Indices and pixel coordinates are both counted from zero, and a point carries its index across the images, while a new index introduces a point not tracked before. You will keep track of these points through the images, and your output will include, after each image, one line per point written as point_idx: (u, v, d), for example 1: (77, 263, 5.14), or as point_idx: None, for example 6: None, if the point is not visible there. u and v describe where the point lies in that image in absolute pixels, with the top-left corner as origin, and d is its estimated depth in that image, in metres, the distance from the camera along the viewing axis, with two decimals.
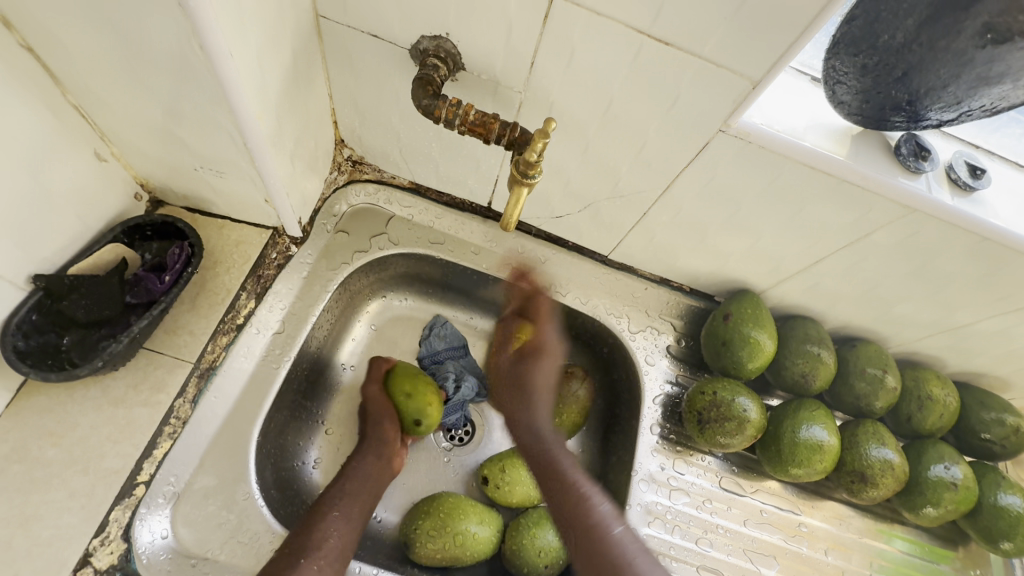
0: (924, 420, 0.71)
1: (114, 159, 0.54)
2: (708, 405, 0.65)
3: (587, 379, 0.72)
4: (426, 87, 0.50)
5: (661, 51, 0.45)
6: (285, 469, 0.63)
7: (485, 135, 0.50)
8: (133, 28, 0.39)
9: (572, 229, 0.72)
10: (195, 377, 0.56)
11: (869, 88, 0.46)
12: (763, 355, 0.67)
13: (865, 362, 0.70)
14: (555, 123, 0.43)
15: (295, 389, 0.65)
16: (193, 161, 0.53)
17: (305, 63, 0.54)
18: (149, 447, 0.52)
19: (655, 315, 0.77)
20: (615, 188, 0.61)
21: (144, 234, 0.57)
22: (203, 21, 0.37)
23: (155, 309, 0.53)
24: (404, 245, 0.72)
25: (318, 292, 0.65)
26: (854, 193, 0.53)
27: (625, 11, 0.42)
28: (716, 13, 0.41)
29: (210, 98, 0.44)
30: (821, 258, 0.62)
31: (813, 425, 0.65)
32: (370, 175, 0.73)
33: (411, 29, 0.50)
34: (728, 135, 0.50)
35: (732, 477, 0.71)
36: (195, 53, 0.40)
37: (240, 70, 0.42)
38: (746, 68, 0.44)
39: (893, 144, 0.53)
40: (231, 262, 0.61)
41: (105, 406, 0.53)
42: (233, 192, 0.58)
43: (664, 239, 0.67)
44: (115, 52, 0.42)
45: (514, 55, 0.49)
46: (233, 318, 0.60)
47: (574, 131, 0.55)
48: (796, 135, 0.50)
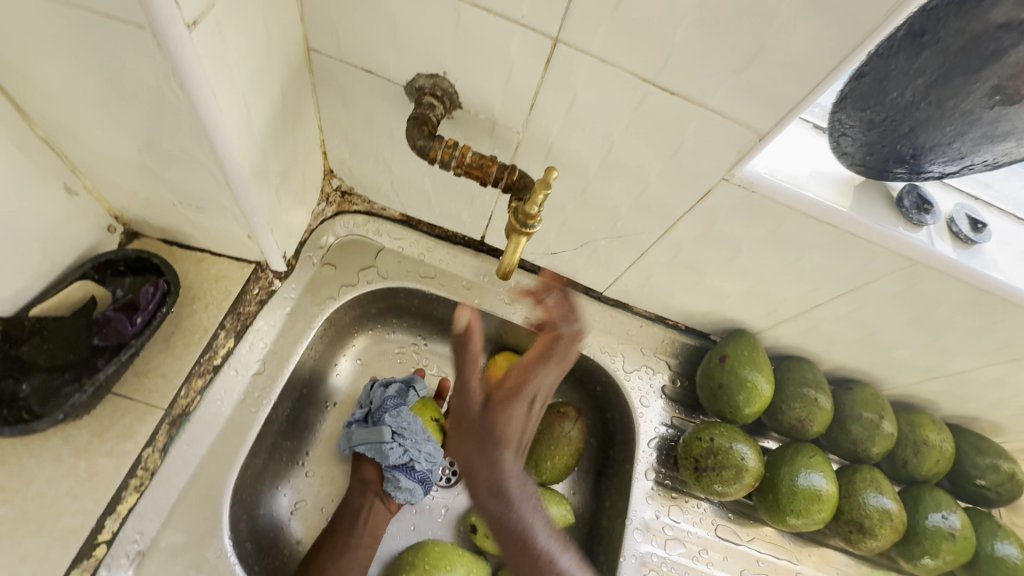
0: (920, 465, 0.70)
1: (87, 192, 0.51)
2: (705, 452, 0.64)
3: (580, 419, 0.69)
4: (422, 127, 0.47)
5: (665, 100, 0.43)
6: (260, 519, 0.60)
7: (482, 178, 0.48)
8: (111, 65, 0.37)
9: (567, 266, 0.70)
10: (167, 425, 0.53)
11: (875, 141, 0.45)
12: (760, 400, 0.66)
13: (861, 407, 0.69)
14: (556, 174, 0.40)
15: (274, 432, 0.61)
16: (171, 196, 0.50)
17: (294, 95, 0.51)
18: (113, 502, 0.49)
19: (650, 353, 0.75)
20: (613, 228, 0.59)
21: (116, 269, 0.54)
22: (183, 63, 0.35)
23: (125, 353, 0.50)
24: (394, 279, 0.69)
25: (302, 329, 0.62)
26: (855, 245, 0.52)
27: (632, 59, 0.41)
28: (725, 65, 0.39)
29: (190, 135, 0.41)
30: (820, 303, 0.61)
31: (811, 473, 0.64)
32: (359, 207, 0.70)
33: (407, 66, 0.48)
34: (731, 184, 0.49)
35: (729, 525, 0.69)
36: (175, 93, 0.37)
37: (224, 109, 0.40)
38: (754, 121, 0.42)
39: (895, 197, 0.52)
40: (210, 299, 0.58)
41: (67, 457, 0.49)
42: (213, 227, 0.55)
43: (661, 279, 0.66)
44: (89, 87, 0.39)
45: (513, 96, 0.48)
46: (210, 358, 0.56)
47: (573, 172, 0.54)
48: (799, 185, 0.49)
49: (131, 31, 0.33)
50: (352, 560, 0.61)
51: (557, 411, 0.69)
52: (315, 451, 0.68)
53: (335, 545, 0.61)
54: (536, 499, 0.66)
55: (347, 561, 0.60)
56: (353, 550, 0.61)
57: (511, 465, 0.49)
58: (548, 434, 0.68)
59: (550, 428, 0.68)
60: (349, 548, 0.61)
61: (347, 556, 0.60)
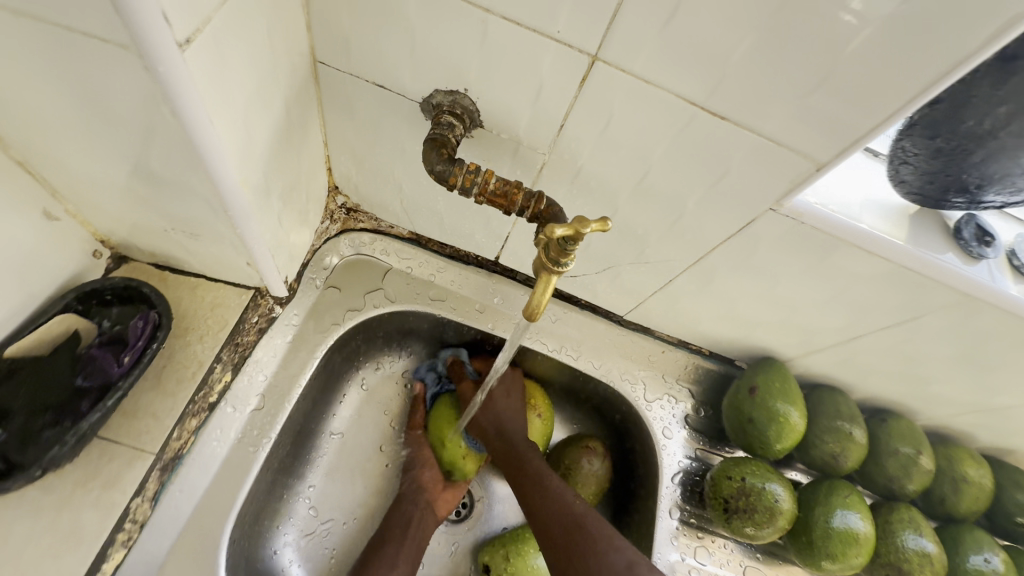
0: (958, 503, 0.66)
1: (69, 217, 0.46)
2: (735, 492, 0.60)
3: (608, 456, 0.66)
4: (440, 150, 0.43)
5: (714, 125, 0.39)
6: (258, 566, 0.56)
7: (506, 206, 0.44)
8: (92, 87, 0.32)
9: (588, 289, 0.66)
10: (157, 471, 0.48)
11: (939, 170, 0.41)
12: (791, 434, 0.62)
13: (897, 440, 0.65)
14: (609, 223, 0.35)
15: (273, 470, 0.57)
16: (163, 222, 0.46)
17: (299, 111, 0.47)
18: (98, 560, 0.44)
19: (672, 380, 0.71)
20: (640, 254, 0.55)
21: (102, 298, 0.49)
22: (170, 87, 0.30)
23: (111, 398, 0.46)
24: (402, 302, 0.65)
25: (304, 359, 0.58)
26: (908, 279, 0.48)
27: (679, 81, 0.37)
28: (787, 89, 0.35)
29: (181, 160, 0.37)
30: (861, 334, 0.57)
31: (847, 513, 0.60)
32: (365, 225, 0.66)
33: (424, 81, 0.44)
34: (779, 215, 0.45)
35: (757, 566, 0.66)
36: (164, 117, 0.33)
37: (224, 133, 0.35)
38: (812, 150, 0.38)
39: (953, 226, 0.48)
40: (205, 329, 0.53)
41: (46, 509, 0.44)
42: (210, 254, 0.50)
43: (688, 306, 0.62)
44: (69, 111, 0.35)
45: (541, 116, 0.43)
46: (206, 395, 0.52)
47: (602, 197, 0.49)
48: (851, 216, 0.45)
49: (111, 50, 0.29)
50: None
51: (584, 446, 0.65)
52: (318, 484, 0.63)
53: (382, 560, 0.57)
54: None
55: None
56: (402, 565, 0.58)
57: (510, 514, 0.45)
58: (574, 471, 0.64)
59: (577, 464, 0.64)
60: (396, 565, 0.57)
61: (394, 574, 0.57)
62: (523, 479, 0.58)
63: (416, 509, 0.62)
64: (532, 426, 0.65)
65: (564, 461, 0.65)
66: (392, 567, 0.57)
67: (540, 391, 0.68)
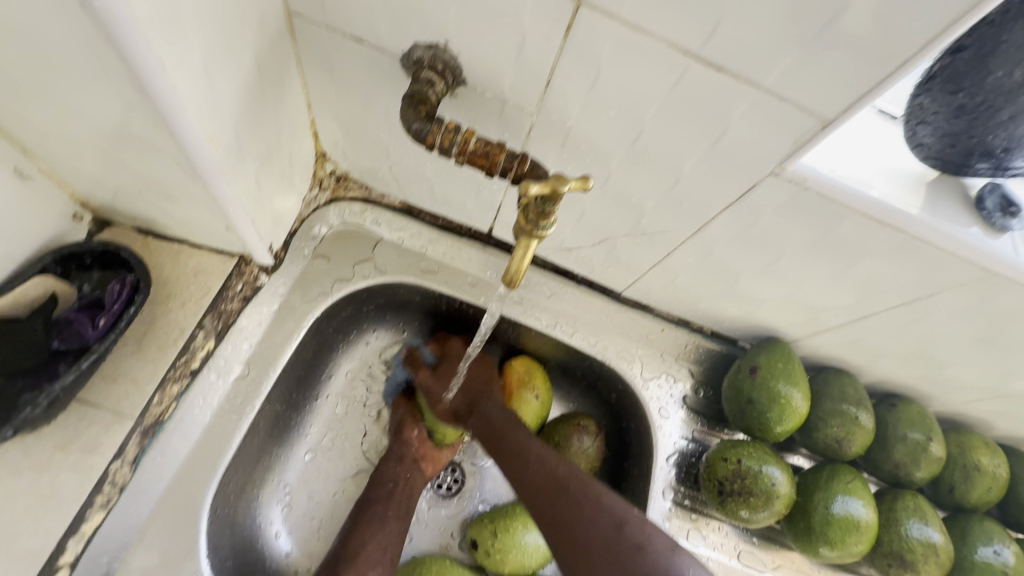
0: (968, 492, 0.63)
1: (43, 176, 0.45)
2: (731, 475, 0.58)
3: (600, 435, 0.64)
4: (418, 107, 0.41)
5: (711, 78, 0.36)
6: (244, 533, 0.56)
7: (487, 168, 0.41)
8: (38, 30, 0.30)
9: (584, 263, 0.63)
10: (138, 436, 0.48)
11: (961, 131, 0.37)
12: (794, 418, 0.59)
13: (906, 426, 0.62)
14: (586, 181, 0.33)
15: (260, 438, 0.57)
16: (138, 184, 0.45)
17: (275, 69, 0.45)
18: (76, 521, 0.44)
19: (671, 359, 0.68)
20: (635, 225, 0.52)
21: (81, 262, 0.49)
22: (115, 25, 0.28)
23: (84, 360, 0.45)
24: (392, 274, 0.63)
25: (291, 327, 0.57)
26: (922, 252, 0.44)
27: (671, 27, 0.34)
28: (787, 37, 0.32)
29: (142, 113, 0.35)
30: (870, 313, 0.54)
31: (848, 499, 0.58)
32: (355, 194, 0.64)
33: (403, 34, 0.41)
34: (781, 180, 0.41)
35: (752, 551, 0.64)
36: (114, 64, 0.31)
37: (180, 83, 0.33)
38: (816, 106, 0.35)
39: (975, 197, 0.44)
40: (187, 295, 0.52)
41: (25, 471, 0.44)
42: (190, 218, 0.49)
43: (687, 281, 0.59)
44: (23, 57, 0.33)
45: (525, 72, 0.40)
46: (187, 363, 0.51)
47: (594, 161, 0.46)
48: (862, 183, 0.42)
49: None
50: (389, 535, 0.58)
51: (577, 424, 0.64)
52: (308, 458, 0.63)
53: (372, 518, 0.58)
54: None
55: (385, 535, 0.57)
56: (392, 522, 0.59)
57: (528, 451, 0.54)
58: (566, 448, 0.63)
59: (569, 441, 0.63)
60: (386, 522, 0.58)
61: (384, 530, 0.58)
62: (504, 456, 0.55)
63: (401, 471, 0.62)
64: (525, 403, 0.64)
65: (556, 437, 0.64)
66: (382, 523, 0.58)
67: (539, 369, 0.66)
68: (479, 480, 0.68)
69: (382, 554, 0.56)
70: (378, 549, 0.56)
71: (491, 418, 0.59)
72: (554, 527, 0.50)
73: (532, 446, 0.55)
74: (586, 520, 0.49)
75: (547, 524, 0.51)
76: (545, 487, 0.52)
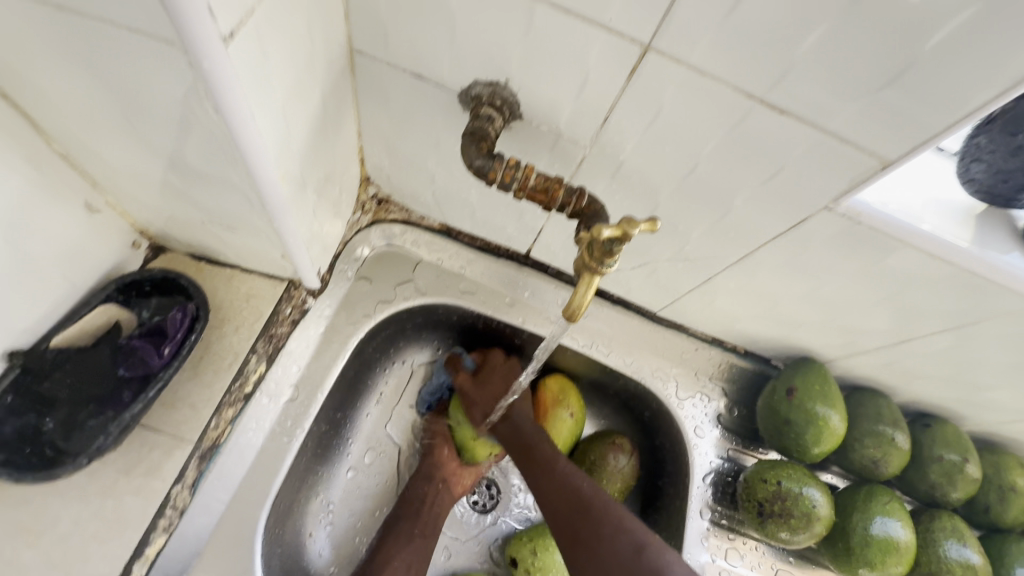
0: (1004, 512, 0.64)
1: (109, 209, 0.47)
2: (771, 497, 0.59)
3: (634, 454, 0.66)
4: (480, 143, 0.41)
5: (773, 119, 0.37)
6: (292, 552, 0.57)
7: (546, 202, 0.42)
8: (130, 78, 0.32)
9: (621, 285, 0.64)
10: (196, 460, 0.49)
11: (1017, 168, 0.38)
12: (830, 437, 0.60)
13: (942, 447, 0.63)
14: (653, 225, 0.34)
15: (306, 459, 0.58)
16: (200, 215, 0.46)
17: (335, 103, 0.46)
18: (142, 545, 0.45)
19: (705, 378, 0.69)
20: (679, 251, 0.53)
21: (141, 289, 0.50)
22: (216, 83, 0.29)
23: (151, 389, 0.46)
24: (432, 295, 0.65)
25: (338, 349, 0.59)
26: (969, 283, 0.45)
27: (739, 72, 0.35)
28: (856, 86, 0.33)
29: (223, 156, 0.36)
30: (911, 338, 0.55)
31: (887, 520, 0.58)
32: (396, 216, 0.65)
33: (464, 72, 0.42)
34: (834, 214, 0.42)
35: (789, 569, 0.65)
36: (206, 114, 0.32)
37: (263, 129, 0.34)
38: (880, 147, 0.36)
39: (1021, 228, 0.45)
40: (241, 319, 0.54)
41: (91, 496, 0.45)
42: (245, 245, 0.50)
43: (726, 304, 0.60)
44: (112, 104, 0.35)
45: (584, 109, 0.41)
46: (242, 386, 0.52)
47: (644, 192, 0.47)
48: (914, 216, 0.42)
49: (156, 45, 0.28)
50: (414, 553, 0.59)
51: (612, 442, 0.65)
52: (351, 476, 0.64)
53: (397, 536, 0.60)
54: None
55: (411, 551, 0.59)
56: (416, 540, 0.60)
57: (556, 466, 0.57)
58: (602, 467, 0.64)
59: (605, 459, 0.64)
60: (411, 540, 0.60)
61: (410, 549, 0.59)
62: (534, 468, 0.57)
63: (428, 490, 0.63)
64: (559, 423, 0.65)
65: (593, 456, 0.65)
66: (408, 540, 0.60)
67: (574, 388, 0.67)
68: (516, 498, 0.69)
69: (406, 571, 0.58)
70: (403, 566, 0.58)
71: (522, 428, 0.60)
72: (571, 541, 0.53)
73: (562, 463, 0.57)
74: (606, 537, 0.52)
75: (570, 543, 0.53)
76: (569, 504, 0.54)
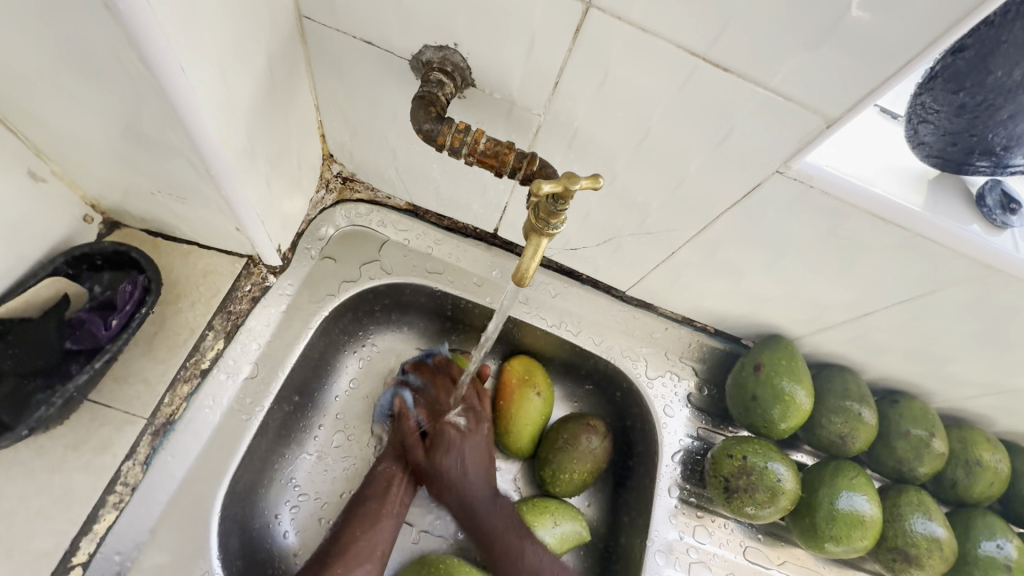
0: (971, 487, 0.64)
1: (56, 178, 0.46)
2: (736, 471, 0.58)
3: (608, 435, 0.64)
4: (428, 108, 0.41)
5: (717, 78, 0.37)
6: (252, 534, 0.56)
7: (496, 168, 0.42)
8: (57, 32, 0.32)
9: (588, 263, 0.64)
10: (149, 436, 0.48)
11: (963, 130, 0.38)
12: (797, 415, 0.60)
13: (909, 422, 0.63)
14: (594, 179, 0.34)
15: (268, 439, 0.57)
16: (150, 184, 0.45)
17: (285, 71, 0.45)
18: (90, 521, 0.45)
19: (675, 358, 0.69)
20: (641, 224, 0.53)
21: (92, 263, 0.50)
22: (137, 27, 0.29)
23: (98, 360, 0.46)
24: (399, 274, 0.64)
25: (299, 328, 0.57)
26: (924, 249, 0.45)
27: (677, 28, 0.35)
28: (791, 40, 0.33)
29: (160, 115, 0.36)
30: (873, 310, 0.55)
31: (853, 494, 0.58)
32: (361, 195, 0.64)
33: (413, 37, 0.42)
34: (786, 178, 0.42)
35: (758, 547, 0.65)
36: (134, 66, 0.32)
37: (197, 85, 0.34)
38: (821, 104, 0.36)
39: (976, 194, 0.45)
40: (197, 296, 0.53)
41: (39, 472, 0.45)
42: (199, 219, 0.49)
43: (691, 280, 0.60)
44: (46, 62, 0.34)
45: (534, 73, 0.41)
46: (198, 362, 0.52)
47: (600, 161, 0.47)
48: (865, 181, 0.43)
49: None
50: (382, 532, 0.58)
51: (584, 422, 0.64)
52: (316, 459, 0.63)
53: (365, 516, 0.58)
54: (550, 512, 0.61)
55: (378, 532, 0.58)
56: (385, 519, 0.59)
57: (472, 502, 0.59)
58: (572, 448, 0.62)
59: (576, 440, 0.63)
60: (380, 519, 0.59)
61: (378, 528, 0.58)
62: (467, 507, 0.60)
63: (397, 469, 0.62)
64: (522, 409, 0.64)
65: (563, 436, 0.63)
66: (376, 519, 0.59)
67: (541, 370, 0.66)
68: None
69: (374, 551, 0.57)
70: (368, 547, 0.57)
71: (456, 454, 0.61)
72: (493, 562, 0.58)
73: (483, 495, 0.60)
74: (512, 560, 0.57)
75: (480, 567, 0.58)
76: (491, 540, 0.58)
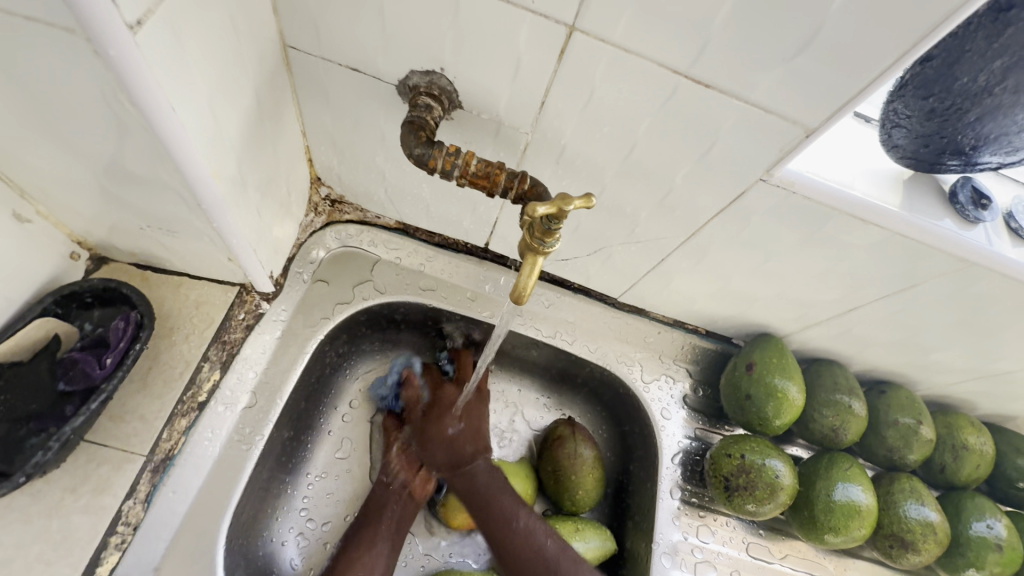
0: (959, 470, 0.66)
1: (41, 218, 0.46)
2: (735, 470, 0.60)
3: (583, 434, 0.64)
4: (418, 133, 0.42)
5: (699, 94, 0.38)
6: (257, 564, 0.55)
7: (488, 188, 0.43)
8: (42, 79, 0.32)
9: (580, 272, 0.65)
10: (148, 473, 0.48)
11: (933, 133, 0.40)
12: (791, 411, 0.61)
13: (897, 411, 0.65)
14: (592, 199, 0.36)
15: (269, 466, 0.56)
16: (138, 221, 0.45)
17: (271, 100, 0.45)
18: (91, 565, 0.44)
19: (669, 361, 0.70)
20: (630, 233, 0.54)
21: (82, 301, 0.49)
22: (129, 73, 0.29)
23: (93, 401, 0.45)
24: (392, 294, 0.64)
25: (295, 354, 0.57)
26: (904, 246, 0.47)
27: (659, 49, 0.36)
28: (770, 56, 0.34)
29: (150, 154, 0.36)
30: (857, 305, 0.56)
31: (848, 486, 0.60)
32: (350, 216, 0.64)
33: (398, 62, 0.42)
34: (769, 185, 0.44)
35: (760, 542, 0.67)
36: (126, 110, 0.32)
37: (188, 124, 0.35)
38: (800, 116, 0.37)
39: (948, 190, 0.47)
40: (191, 327, 0.53)
41: (36, 517, 0.44)
42: (190, 251, 0.49)
43: (682, 284, 0.61)
44: (27, 107, 0.34)
45: (521, 93, 0.42)
46: (194, 395, 0.51)
47: (588, 175, 0.48)
48: (845, 184, 0.44)
49: (61, 35, 0.28)
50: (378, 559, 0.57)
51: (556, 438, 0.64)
52: (317, 483, 0.62)
53: (360, 543, 0.57)
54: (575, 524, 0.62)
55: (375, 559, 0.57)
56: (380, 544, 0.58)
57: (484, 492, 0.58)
58: (563, 468, 0.63)
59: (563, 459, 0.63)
60: (374, 545, 0.57)
61: (373, 553, 0.57)
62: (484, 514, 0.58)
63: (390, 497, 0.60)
64: None
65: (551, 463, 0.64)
66: (370, 547, 0.57)
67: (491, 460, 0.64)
68: None
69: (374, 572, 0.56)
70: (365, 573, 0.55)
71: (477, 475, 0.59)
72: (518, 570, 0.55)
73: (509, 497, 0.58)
74: None
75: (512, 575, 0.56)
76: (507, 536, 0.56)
